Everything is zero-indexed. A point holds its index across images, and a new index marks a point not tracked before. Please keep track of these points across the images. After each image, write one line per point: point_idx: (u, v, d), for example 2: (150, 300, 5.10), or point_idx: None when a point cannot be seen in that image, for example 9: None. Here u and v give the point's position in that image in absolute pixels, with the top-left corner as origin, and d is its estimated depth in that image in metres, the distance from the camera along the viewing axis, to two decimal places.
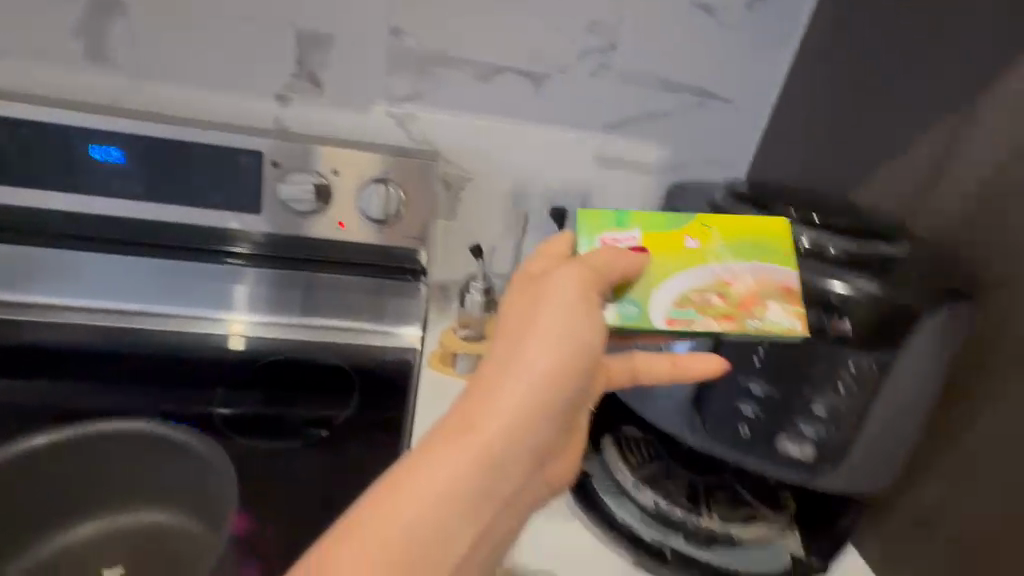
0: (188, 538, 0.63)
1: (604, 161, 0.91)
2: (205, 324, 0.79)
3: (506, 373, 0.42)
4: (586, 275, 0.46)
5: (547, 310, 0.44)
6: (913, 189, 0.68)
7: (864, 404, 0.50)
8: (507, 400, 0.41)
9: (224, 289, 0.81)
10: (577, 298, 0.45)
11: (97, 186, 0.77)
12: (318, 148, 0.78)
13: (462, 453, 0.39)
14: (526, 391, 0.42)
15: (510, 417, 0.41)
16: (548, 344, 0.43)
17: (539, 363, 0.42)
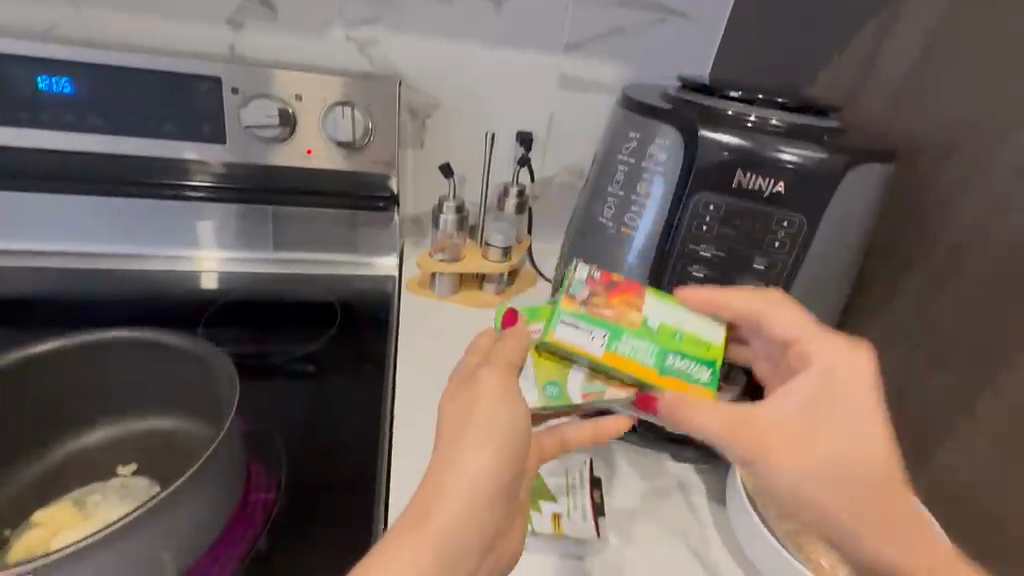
0: (185, 455, 0.54)
1: (565, 81, 0.95)
2: (179, 262, 0.89)
3: (447, 479, 0.38)
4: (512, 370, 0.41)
5: (484, 409, 0.40)
6: (854, 79, 0.69)
7: (796, 259, 0.47)
8: (451, 506, 0.38)
9: (191, 229, 0.88)
10: (509, 394, 0.40)
11: (59, 121, 0.78)
12: (276, 73, 0.79)
13: (415, 559, 0.36)
14: (468, 492, 0.38)
15: (454, 523, 0.37)
16: (484, 439, 0.39)
17: (480, 463, 0.39)
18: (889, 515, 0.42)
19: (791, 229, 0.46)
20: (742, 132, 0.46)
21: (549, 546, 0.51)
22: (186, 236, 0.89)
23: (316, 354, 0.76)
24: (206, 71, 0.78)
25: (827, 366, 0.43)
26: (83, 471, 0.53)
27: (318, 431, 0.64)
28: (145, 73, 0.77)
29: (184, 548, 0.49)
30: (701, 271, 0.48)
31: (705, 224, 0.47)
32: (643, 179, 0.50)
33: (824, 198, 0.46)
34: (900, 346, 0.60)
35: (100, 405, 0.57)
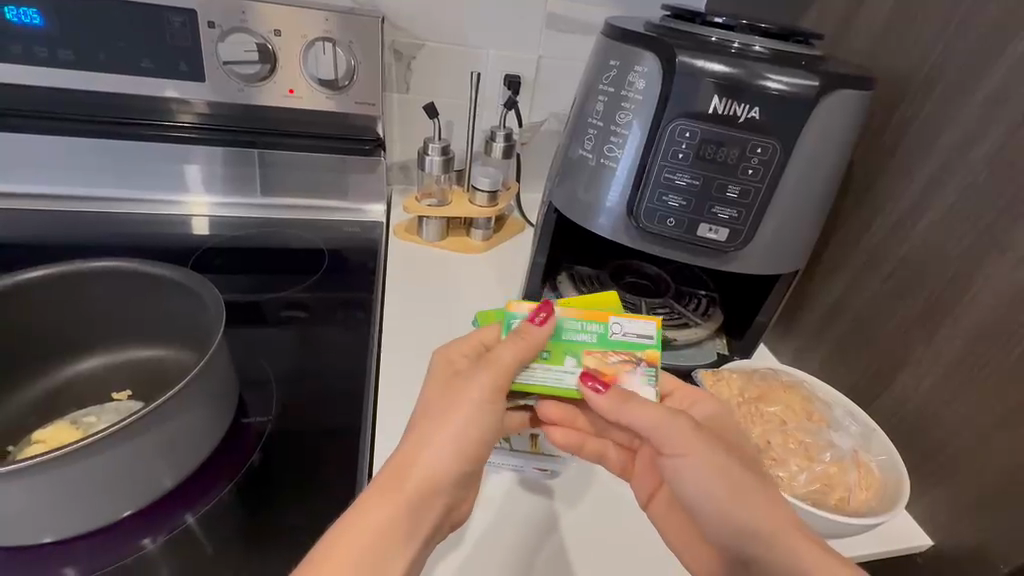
0: (174, 381, 0.56)
1: (552, 19, 0.93)
2: (171, 208, 0.90)
3: (419, 453, 0.42)
4: (499, 373, 0.44)
5: (463, 397, 0.43)
6: (841, 14, 0.68)
7: (769, 188, 0.48)
8: (418, 493, 0.41)
9: (179, 174, 0.88)
10: (489, 397, 0.44)
11: (31, 55, 0.75)
12: (255, 6, 0.77)
13: (391, 510, 0.39)
14: (436, 479, 0.41)
15: (419, 507, 0.40)
16: (459, 428, 0.43)
17: (449, 455, 0.42)
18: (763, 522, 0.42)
19: (764, 157, 0.47)
20: (722, 57, 0.46)
21: (526, 460, 0.54)
22: (174, 181, 0.88)
23: (307, 301, 0.77)
24: (180, 3, 0.75)
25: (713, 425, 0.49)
26: (80, 396, 0.55)
27: (309, 367, 0.67)
28: (118, 5, 0.74)
29: (185, 461, 0.52)
30: (677, 201, 0.49)
31: (682, 151, 0.48)
32: (623, 106, 0.50)
33: (798, 125, 0.46)
34: (870, 279, 0.62)
35: (96, 334, 0.58)
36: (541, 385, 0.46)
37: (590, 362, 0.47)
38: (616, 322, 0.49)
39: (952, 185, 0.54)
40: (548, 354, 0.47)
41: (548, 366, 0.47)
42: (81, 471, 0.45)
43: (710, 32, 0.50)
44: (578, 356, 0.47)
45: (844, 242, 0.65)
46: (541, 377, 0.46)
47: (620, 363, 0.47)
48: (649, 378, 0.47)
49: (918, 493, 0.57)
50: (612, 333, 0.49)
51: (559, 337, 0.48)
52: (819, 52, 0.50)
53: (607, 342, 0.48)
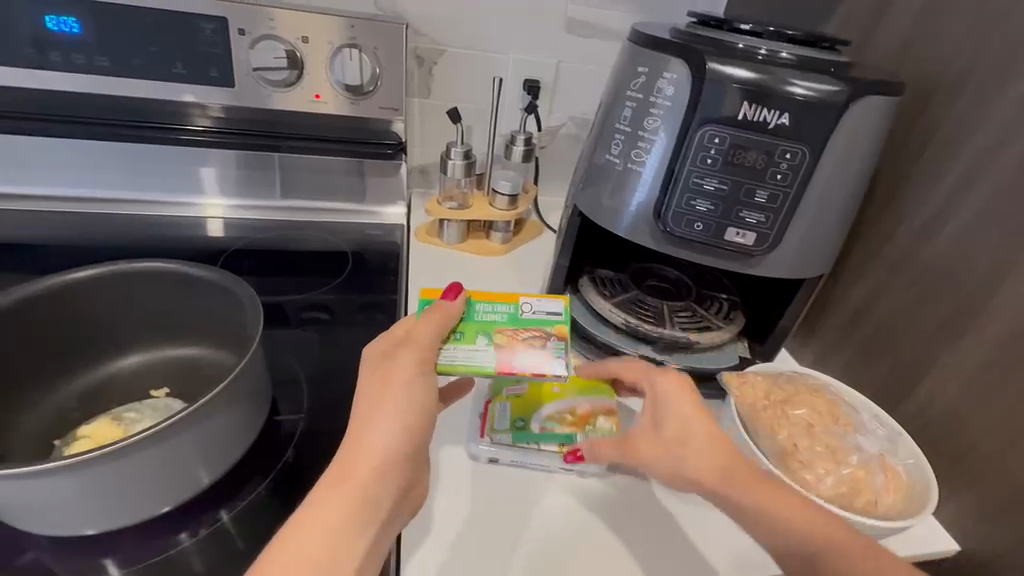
0: (212, 380, 0.57)
1: (573, 26, 0.94)
2: (190, 210, 0.91)
3: (360, 439, 0.43)
4: (423, 351, 0.47)
5: (395, 380, 0.45)
6: (865, 20, 0.68)
7: (796, 193, 0.49)
8: (366, 474, 0.41)
9: (195, 176, 0.90)
10: (419, 370, 0.46)
11: (69, 62, 0.78)
12: (282, 13, 0.78)
13: (342, 498, 0.40)
14: (381, 458, 0.42)
15: (367, 489, 0.41)
16: (395, 409, 0.44)
17: (391, 432, 0.43)
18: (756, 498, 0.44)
19: (792, 162, 0.48)
20: (751, 64, 0.46)
21: (552, 459, 0.55)
22: (190, 183, 0.90)
23: (330, 303, 0.79)
24: (211, 10, 0.77)
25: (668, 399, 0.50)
26: (118, 393, 0.57)
27: (334, 368, 0.68)
28: (152, 12, 0.76)
29: (220, 457, 0.53)
30: (705, 206, 0.50)
31: (711, 157, 0.49)
32: (652, 112, 0.50)
33: (827, 131, 0.47)
34: (895, 284, 0.62)
35: (134, 332, 0.60)
36: (457, 361, 0.48)
37: (501, 339, 0.50)
38: (526, 301, 0.53)
39: (979, 190, 0.54)
40: (462, 336, 0.50)
41: (460, 346, 0.49)
42: (124, 465, 0.46)
43: (739, 39, 0.51)
44: (489, 335, 0.50)
45: (868, 247, 0.65)
46: (455, 356, 0.48)
47: (532, 339, 0.51)
48: (559, 350, 0.50)
49: (943, 498, 0.56)
50: (522, 313, 0.53)
51: (473, 321, 0.51)
52: (847, 58, 0.51)
53: (518, 322, 0.52)
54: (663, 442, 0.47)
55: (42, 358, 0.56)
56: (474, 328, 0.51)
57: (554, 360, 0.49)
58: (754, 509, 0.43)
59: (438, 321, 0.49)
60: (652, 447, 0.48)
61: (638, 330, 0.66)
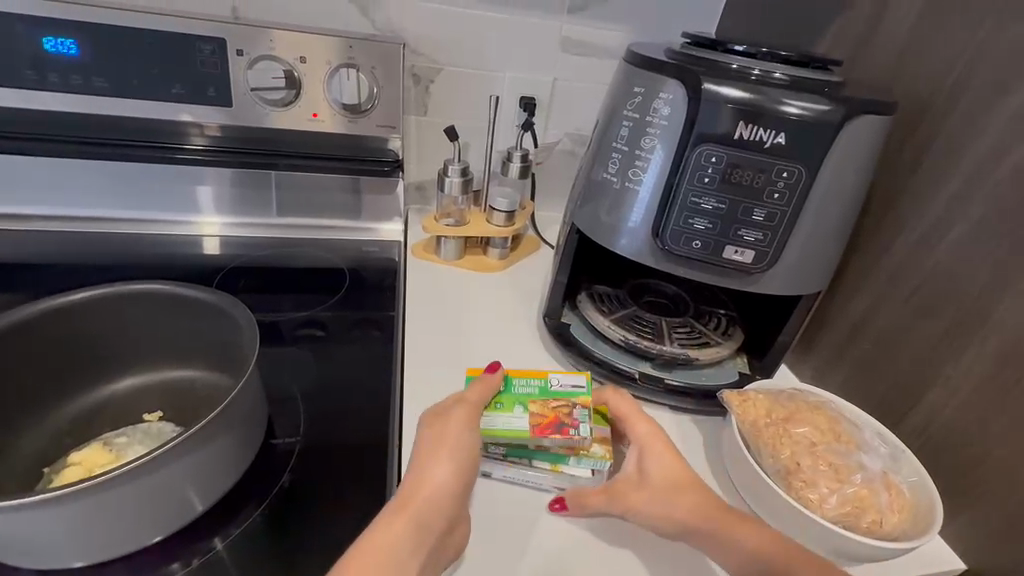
0: (206, 403, 0.56)
1: (569, 45, 0.95)
2: (185, 229, 0.90)
3: (419, 475, 0.45)
4: (471, 410, 0.50)
5: (452, 427, 0.48)
6: (856, 39, 0.69)
7: (794, 211, 0.49)
8: (422, 511, 0.43)
9: (191, 194, 0.88)
10: (471, 423, 0.49)
11: (67, 83, 0.78)
12: (280, 33, 0.79)
13: (401, 528, 0.42)
14: (436, 499, 0.43)
15: (421, 531, 0.42)
16: (453, 450, 0.46)
17: (449, 471, 0.45)
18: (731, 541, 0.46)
19: (789, 181, 0.48)
20: (746, 85, 0.47)
21: (546, 478, 0.53)
22: (186, 202, 0.89)
23: (327, 321, 0.78)
24: (210, 31, 0.77)
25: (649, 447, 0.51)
26: (110, 417, 0.56)
27: (331, 388, 0.67)
28: (150, 33, 0.76)
29: (213, 484, 0.52)
30: (703, 224, 0.50)
31: (708, 176, 0.49)
32: (649, 132, 0.51)
33: (823, 150, 0.47)
34: (893, 300, 0.62)
35: (127, 354, 0.59)
36: (494, 429, 0.51)
37: (534, 408, 0.53)
38: (555, 375, 0.56)
39: (973, 207, 0.55)
40: (500, 405, 0.52)
41: (498, 415, 0.52)
42: (115, 493, 0.45)
43: (733, 60, 0.52)
44: (524, 405, 0.53)
45: (865, 262, 0.66)
46: (493, 424, 0.51)
47: (561, 407, 0.53)
48: (586, 417, 0.52)
49: (948, 515, 0.56)
50: (552, 385, 0.55)
51: (509, 392, 0.54)
52: (839, 77, 0.51)
53: (548, 393, 0.54)
54: (650, 488, 0.49)
55: (31, 383, 0.55)
56: (510, 399, 0.53)
57: (582, 428, 0.51)
58: (735, 551, 0.46)
59: (487, 390, 0.52)
60: (641, 492, 0.49)
61: (637, 347, 0.65)
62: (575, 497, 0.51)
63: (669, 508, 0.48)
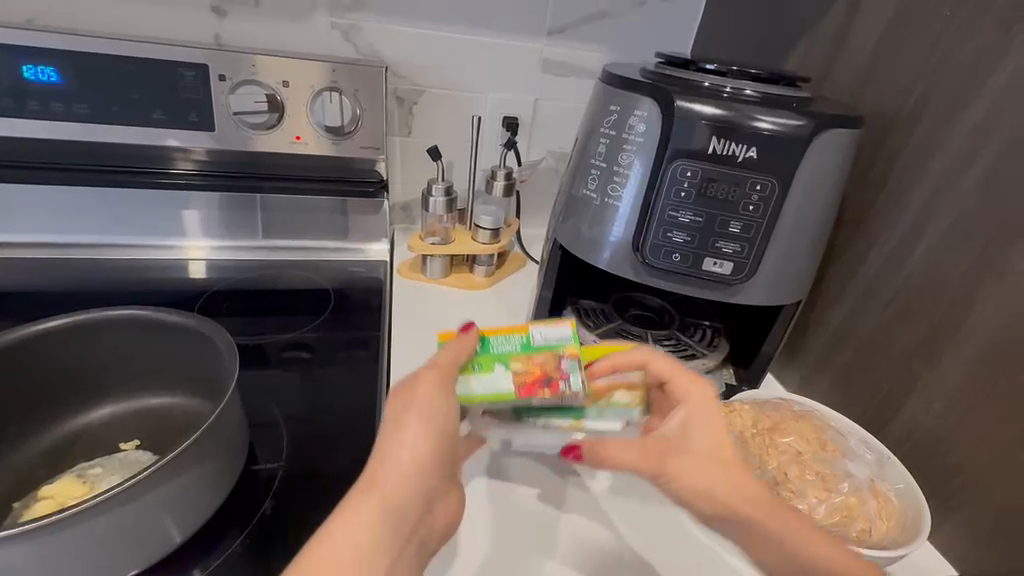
0: (185, 431, 0.55)
1: (549, 66, 0.97)
2: (169, 253, 0.89)
3: (383, 452, 0.42)
4: (444, 373, 0.45)
5: (421, 398, 0.43)
6: (824, 56, 0.72)
7: (769, 222, 0.50)
8: (388, 493, 0.40)
9: (175, 217, 0.88)
10: (443, 392, 0.44)
11: (47, 110, 0.78)
12: (261, 59, 0.80)
13: (362, 513, 0.39)
14: (407, 474, 0.41)
15: (389, 514, 0.40)
16: (420, 424, 0.42)
17: (416, 443, 0.42)
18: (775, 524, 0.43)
19: (763, 194, 0.49)
20: (718, 102, 0.48)
21: (563, 436, 0.51)
22: (170, 226, 0.88)
23: (313, 342, 0.77)
24: (192, 58, 0.78)
25: (695, 409, 0.48)
26: (83, 448, 0.54)
27: (314, 411, 0.66)
28: (132, 61, 0.77)
29: (192, 513, 0.51)
30: (682, 237, 0.51)
31: (684, 190, 0.50)
32: (625, 148, 0.52)
33: (793, 163, 0.48)
34: (871, 307, 0.63)
35: (104, 382, 0.58)
36: (478, 393, 0.46)
37: (518, 365, 0.48)
38: (535, 330, 0.50)
39: (943, 215, 0.56)
40: (478, 366, 0.47)
41: (478, 377, 0.47)
42: (87, 526, 0.44)
43: (703, 78, 0.53)
44: (507, 363, 0.48)
45: (842, 271, 0.67)
46: (473, 387, 0.46)
47: (546, 363, 0.48)
48: (575, 370, 0.48)
49: (937, 522, 0.56)
50: (533, 340, 0.50)
51: (486, 350, 0.49)
52: (807, 93, 0.53)
53: (530, 348, 0.49)
54: (695, 457, 0.45)
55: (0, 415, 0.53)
56: (489, 359, 0.48)
57: (573, 378, 0.47)
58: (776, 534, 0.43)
59: (460, 352, 0.47)
60: (684, 460, 0.45)
61: None
62: (595, 450, 0.47)
63: (713, 479, 0.44)
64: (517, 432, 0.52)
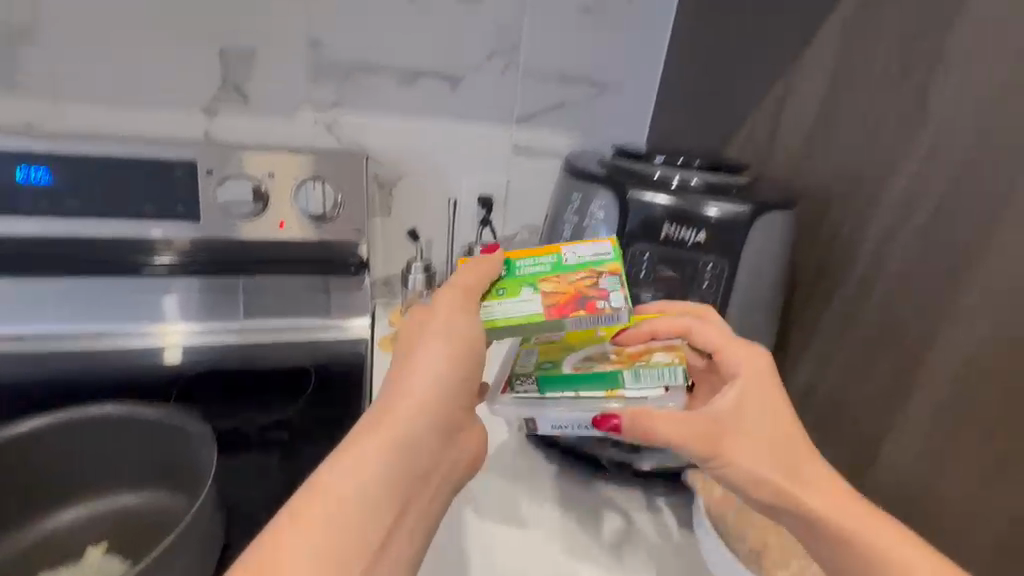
0: (157, 530, 0.53)
1: (521, 148, 1.05)
2: (138, 338, 0.85)
3: (401, 381, 0.44)
4: (463, 293, 0.49)
5: (436, 321, 0.47)
6: (765, 139, 0.80)
7: (724, 296, 0.54)
8: (405, 416, 0.43)
9: (154, 301, 0.87)
10: (461, 310, 0.47)
11: (37, 208, 0.81)
12: (248, 155, 0.86)
13: (378, 437, 0.42)
14: (421, 399, 0.44)
15: (405, 438, 0.42)
16: (439, 346, 0.45)
17: (433, 368, 0.45)
18: (824, 496, 0.44)
19: (714, 272, 0.53)
20: (667, 192, 0.53)
21: (592, 405, 0.48)
22: (146, 310, 0.87)
23: (290, 417, 0.76)
24: (184, 156, 0.83)
25: (746, 371, 0.48)
26: (48, 555, 0.52)
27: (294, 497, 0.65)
28: (125, 160, 0.81)
29: None
30: (645, 313, 0.55)
31: (643, 271, 0.54)
32: (588, 234, 0.56)
33: (740, 243, 0.53)
34: (832, 366, 0.67)
35: (79, 480, 0.57)
36: (510, 317, 0.48)
37: (547, 288, 0.50)
38: (568, 250, 0.53)
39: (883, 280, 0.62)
40: (504, 291, 0.50)
41: (511, 301, 0.50)
42: None
43: (654, 167, 0.59)
44: (535, 286, 0.51)
45: (803, 332, 0.71)
46: (500, 311, 0.49)
47: (582, 281, 0.50)
48: (612, 285, 0.49)
49: None
50: (566, 260, 0.52)
51: (514, 276, 0.52)
52: (747, 178, 0.59)
53: (562, 269, 0.52)
54: (741, 431, 0.46)
55: None
56: (519, 288, 0.51)
57: (612, 296, 0.49)
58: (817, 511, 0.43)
59: (479, 273, 0.50)
60: (737, 441, 0.45)
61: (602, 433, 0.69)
62: (638, 417, 0.45)
63: (764, 456, 0.45)
64: (539, 410, 0.50)
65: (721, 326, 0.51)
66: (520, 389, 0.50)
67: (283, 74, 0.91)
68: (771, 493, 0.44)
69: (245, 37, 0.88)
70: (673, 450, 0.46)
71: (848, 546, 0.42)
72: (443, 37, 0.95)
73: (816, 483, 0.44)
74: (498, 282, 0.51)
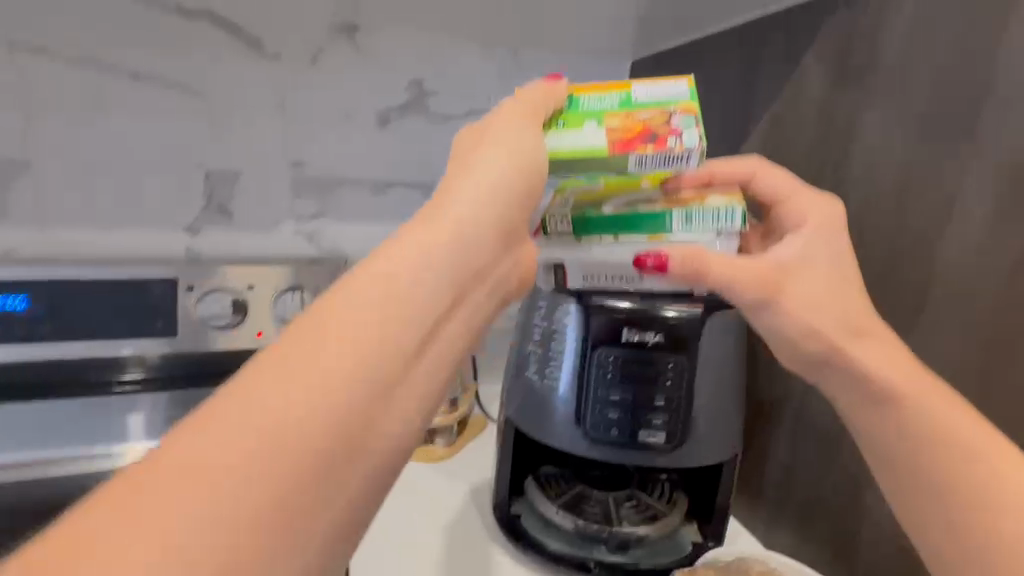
0: None
1: None
2: (99, 462, 0.78)
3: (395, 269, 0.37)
4: (533, 115, 0.47)
5: (462, 200, 0.42)
6: None
7: (688, 392, 0.57)
8: (388, 301, 0.35)
9: (117, 421, 0.82)
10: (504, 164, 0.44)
11: (8, 335, 0.80)
12: (228, 269, 0.89)
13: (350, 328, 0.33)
14: (410, 288, 0.36)
15: (382, 333, 0.34)
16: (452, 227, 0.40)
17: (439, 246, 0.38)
18: (868, 330, 0.53)
19: (677, 370, 0.56)
20: (625, 296, 0.57)
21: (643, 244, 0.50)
22: (107, 432, 0.81)
23: None
24: (163, 274, 0.86)
25: (814, 215, 0.57)
26: None
27: None
28: (104, 282, 0.83)
29: None
30: (615, 413, 0.56)
31: (610, 372, 0.57)
32: (556, 337, 0.60)
33: (697, 342, 0.57)
34: None
35: None
36: (569, 146, 0.47)
37: (614, 123, 0.48)
38: (637, 88, 0.50)
39: None
40: (564, 124, 0.49)
41: (568, 134, 0.48)
42: None
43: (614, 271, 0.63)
44: (599, 121, 0.49)
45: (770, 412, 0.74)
46: (563, 142, 0.48)
47: (650, 119, 0.48)
48: (685, 124, 0.47)
49: None
50: (633, 98, 0.50)
51: (576, 110, 0.50)
52: None
53: (629, 106, 0.49)
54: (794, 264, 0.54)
55: None
56: (575, 119, 0.49)
57: (683, 133, 0.47)
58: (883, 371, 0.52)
59: (538, 96, 0.49)
60: (790, 284, 0.53)
61: (589, 530, 0.68)
62: (690, 256, 0.48)
63: (818, 293, 0.53)
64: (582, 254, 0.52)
65: (799, 181, 0.60)
66: (553, 227, 0.52)
67: (264, 191, 0.97)
68: (828, 348, 0.53)
69: (228, 159, 0.94)
70: (729, 291, 0.51)
71: (938, 412, 0.50)
72: (416, 151, 1.03)
73: (895, 360, 0.53)
74: (557, 114, 0.50)
